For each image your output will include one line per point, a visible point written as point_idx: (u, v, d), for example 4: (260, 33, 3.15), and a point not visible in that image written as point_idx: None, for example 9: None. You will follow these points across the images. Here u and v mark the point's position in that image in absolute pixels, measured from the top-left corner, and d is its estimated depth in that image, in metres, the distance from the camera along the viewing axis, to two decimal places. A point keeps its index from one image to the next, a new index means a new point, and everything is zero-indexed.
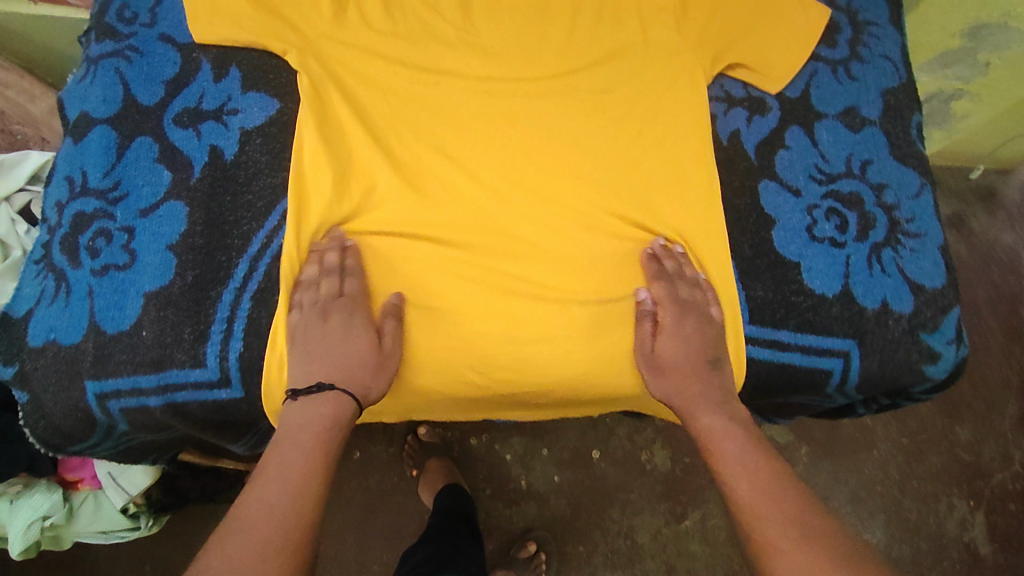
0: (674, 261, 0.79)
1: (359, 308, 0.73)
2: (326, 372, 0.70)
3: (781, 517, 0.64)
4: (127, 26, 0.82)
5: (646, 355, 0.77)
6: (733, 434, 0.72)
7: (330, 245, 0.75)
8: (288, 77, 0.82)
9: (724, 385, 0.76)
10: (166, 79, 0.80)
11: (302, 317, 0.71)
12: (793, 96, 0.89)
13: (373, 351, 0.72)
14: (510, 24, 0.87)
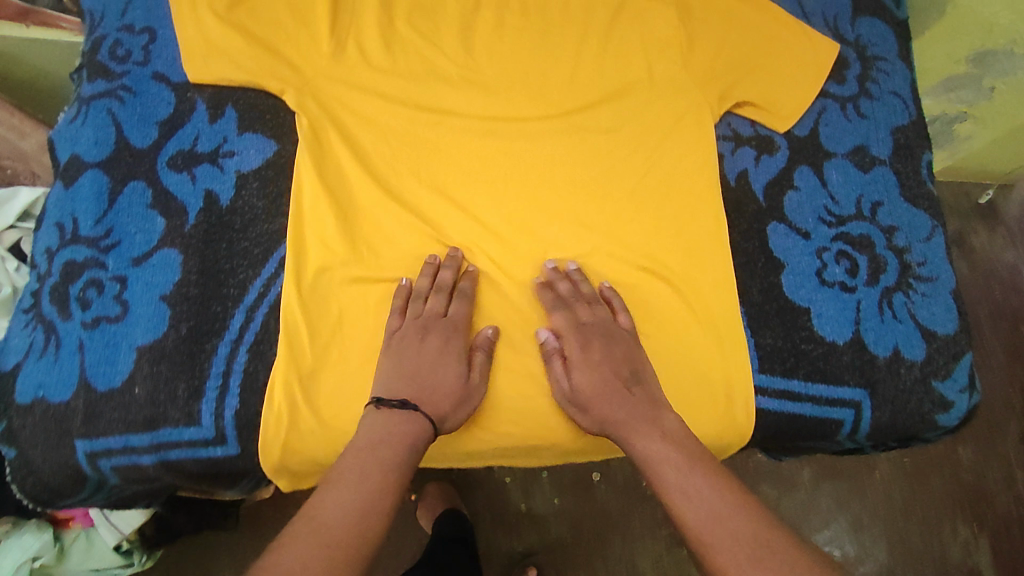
0: (567, 282, 0.76)
1: (459, 335, 0.73)
2: (410, 389, 0.68)
3: (737, 537, 0.59)
4: (119, 64, 0.79)
5: (564, 394, 0.73)
6: (667, 458, 0.66)
7: (449, 262, 0.76)
8: (286, 118, 0.80)
9: (648, 402, 0.71)
10: (160, 120, 0.78)
11: (400, 326, 0.72)
12: (801, 135, 0.87)
13: (462, 384, 0.71)
14: (511, 61, 0.86)
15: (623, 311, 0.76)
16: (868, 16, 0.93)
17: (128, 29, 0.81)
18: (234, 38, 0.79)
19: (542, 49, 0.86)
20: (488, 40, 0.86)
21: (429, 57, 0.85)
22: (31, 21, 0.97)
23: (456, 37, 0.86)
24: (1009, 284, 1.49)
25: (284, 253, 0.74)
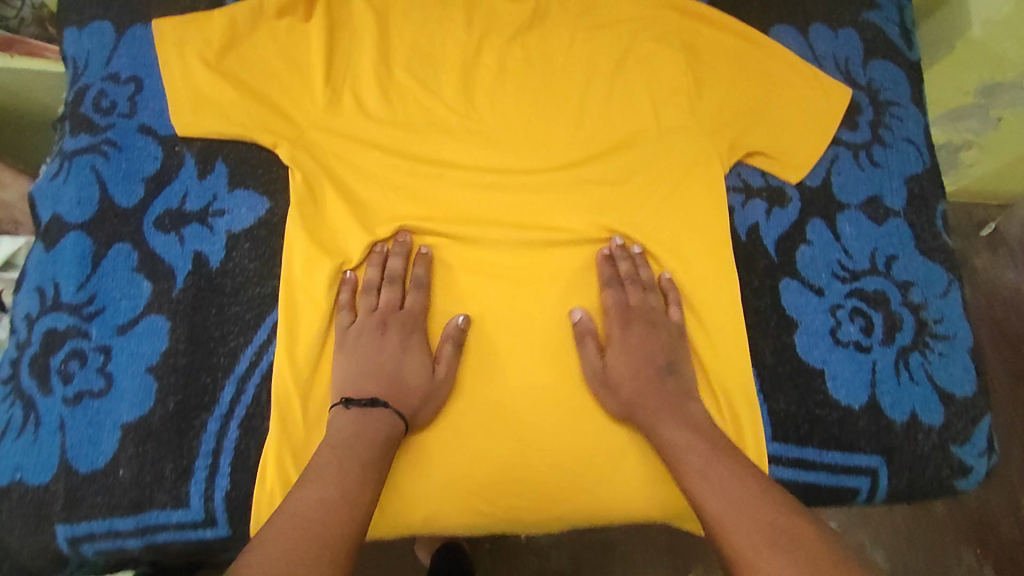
0: (630, 262, 0.77)
1: (417, 326, 0.73)
2: (379, 387, 0.68)
3: (757, 520, 0.57)
4: (104, 117, 0.76)
5: (596, 375, 0.72)
6: (695, 445, 0.65)
7: (397, 249, 0.75)
8: (278, 173, 0.76)
9: (681, 390, 0.71)
10: (146, 176, 0.74)
11: (356, 322, 0.71)
12: (814, 185, 0.84)
13: (430, 379, 0.70)
14: (513, 109, 0.83)
15: (674, 302, 0.76)
16: (880, 58, 0.90)
17: (113, 79, 0.77)
18: (228, 91, 0.77)
19: (545, 96, 0.84)
20: (487, 87, 0.83)
21: (427, 105, 0.82)
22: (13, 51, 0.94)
23: (455, 84, 0.83)
24: (1010, 304, 1.34)
25: (277, 318, 0.71)
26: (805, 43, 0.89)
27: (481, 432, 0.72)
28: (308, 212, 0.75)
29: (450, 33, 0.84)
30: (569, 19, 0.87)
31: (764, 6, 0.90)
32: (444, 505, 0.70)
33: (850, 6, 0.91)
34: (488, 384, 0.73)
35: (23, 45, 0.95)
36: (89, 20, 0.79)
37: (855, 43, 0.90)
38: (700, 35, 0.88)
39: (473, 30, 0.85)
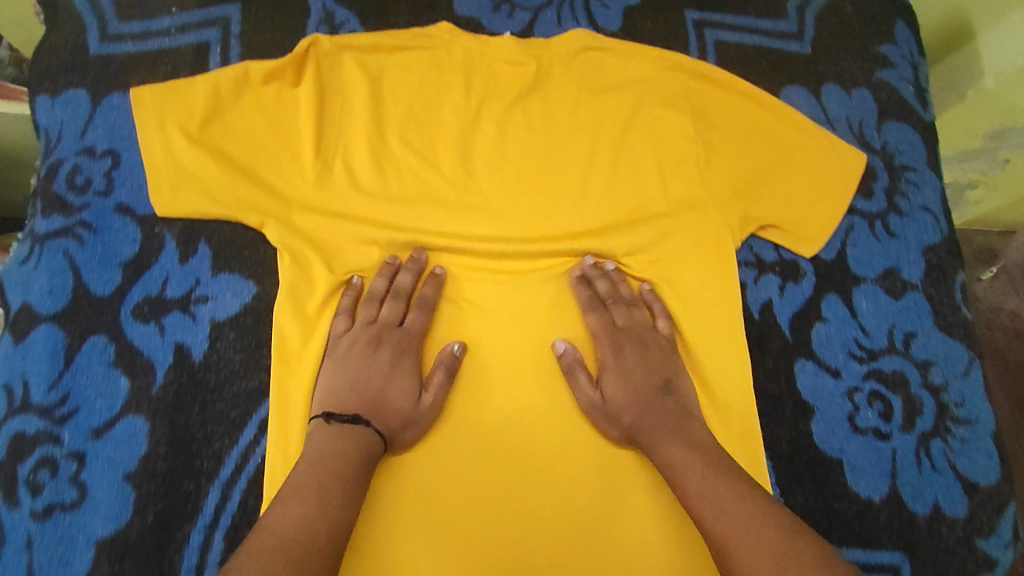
0: (606, 282, 0.76)
1: (411, 347, 0.70)
2: (361, 404, 0.65)
3: (761, 546, 0.54)
4: (79, 195, 0.71)
5: (595, 406, 0.69)
6: (693, 464, 0.61)
7: (410, 265, 0.73)
8: (266, 254, 0.72)
9: (680, 410, 0.68)
10: (124, 260, 0.70)
11: (352, 331, 0.70)
12: (829, 259, 0.80)
13: (412, 407, 0.66)
14: (514, 179, 0.79)
15: (662, 317, 0.76)
16: (894, 120, 0.86)
17: (88, 152, 0.72)
18: (212, 166, 0.72)
19: (548, 164, 0.80)
20: (487, 156, 0.79)
21: (424, 176, 0.77)
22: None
23: (453, 154, 0.78)
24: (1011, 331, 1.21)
25: (265, 414, 0.67)
26: (817, 106, 0.85)
27: (476, 465, 0.68)
28: (297, 298, 0.70)
29: (448, 99, 0.80)
30: (573, 81, 0.83)
31: (775, 66, 0.86)
32: (433, 551, 0.65)
33: (864, 64, 0.87)
34: (483, 436, 0.69)
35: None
36: (63, 88, 0.74)
37: (868, 105, 0.86)
38: (707, 96, 0.84)
39: (472, 95, 0.81)
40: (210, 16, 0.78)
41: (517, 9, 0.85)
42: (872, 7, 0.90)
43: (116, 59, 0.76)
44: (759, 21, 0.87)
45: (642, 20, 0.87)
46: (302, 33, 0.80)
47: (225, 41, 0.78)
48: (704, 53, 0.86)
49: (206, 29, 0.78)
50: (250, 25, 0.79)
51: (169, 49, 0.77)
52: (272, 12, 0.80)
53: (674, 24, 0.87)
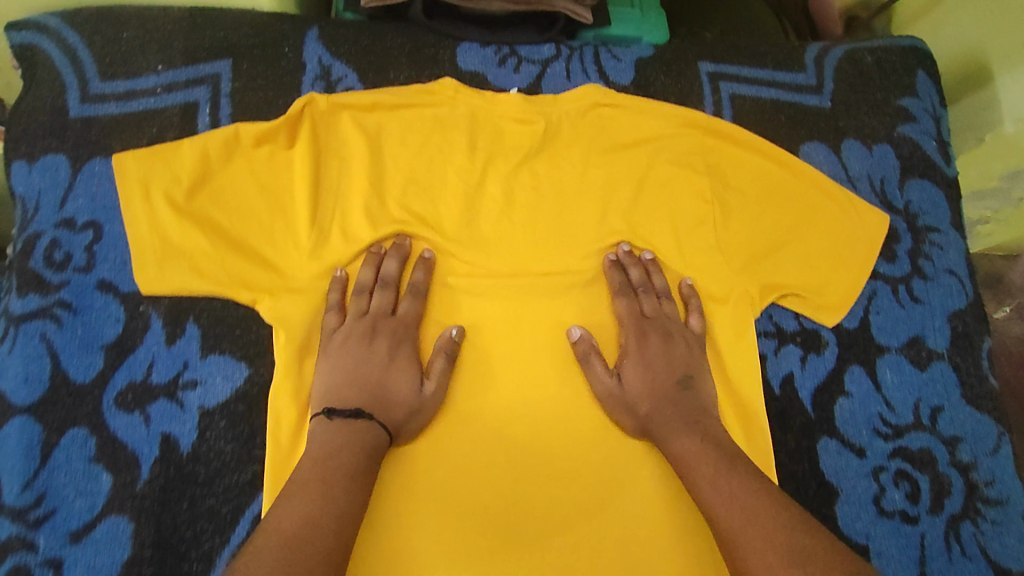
0: (640, 269, 0.74)
1: (408, 335, 0.68)
2: (362, 396, 0.63)
3: (767, 534, 0.53)
4: (57, 272, 0.67)
5: (610, 395, 0.68)
6: (706, 457, 0.61)
7: (392, 252, 0.71)
8: (259, 333, 0.68)
9: (699, 405, 0.67)
10: (106, 343, 0.65)
11: (344, 326, 0.68)
12: (851, 327, 0.77)
13: (415, 396, 0.65)
14: (518, 245, 0.74)
15: (695, 312, 0.73)
16: (917, 177, 0.83)
17: (68, 225, 0.68)
18: (202, 240, 0.68)
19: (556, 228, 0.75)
20: (493, 221, 0.75)
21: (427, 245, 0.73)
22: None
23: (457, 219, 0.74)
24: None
25: (257, 511, 0.62)
26: (837, 163, 0.82)
27: (482, 457, 0.66)
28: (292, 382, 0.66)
29: (452, 159, 0.76)
30: (583, 140, 0.78)
31: (793, 122, 0.82)
32: (436, 546, 0.63)
33: (885, 119, 0.84)
34: (489, 425, 0.68)
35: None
36: (41, 153, 0.70)
37: (891, 161, 0.83)
38: (723, 154, 0.80)
39: (477, 155, 0.76)
40: (199, 73, 0.73)
41: (524, 61, 0.80)
42: (891, 58, 0.87)
43: (98, 122, 0.71)
44: (776, 73, 0.84)
45: (655, 73, 0.83)
46: (296, 91, 0.76)
47: (215, 101, 0.73)
48: (719, 108, 0.82)
49: (195, 87, 0.73)
50: (241, 83, 0.74)
51: (155, 111, 0.72)
52: (266, 68, 0.75)
53: (688, 77, 0.83)
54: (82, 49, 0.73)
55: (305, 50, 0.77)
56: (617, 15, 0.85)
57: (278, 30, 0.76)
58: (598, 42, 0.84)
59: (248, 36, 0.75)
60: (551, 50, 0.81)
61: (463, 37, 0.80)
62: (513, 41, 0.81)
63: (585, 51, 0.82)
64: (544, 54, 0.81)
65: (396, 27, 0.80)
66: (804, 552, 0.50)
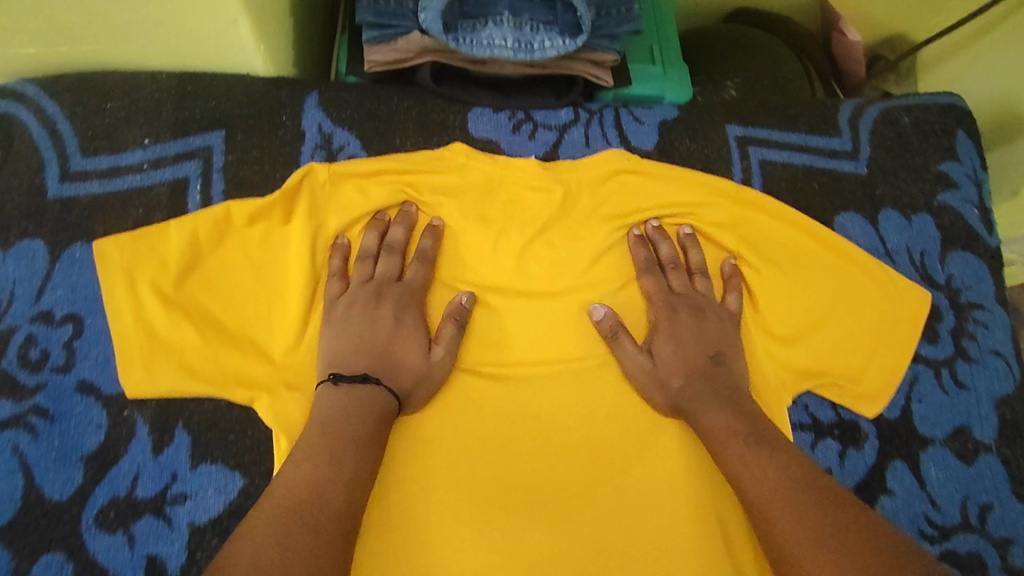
0: (669, 245, 0.71)
1: (414, 303, 0.66)
2: (369, 362, 0.61)
3: (798, 509, 0.54)
4: (33, 373, 0.61)
5: (642, 371, 0.66)
6: (736, 431, 0.61)
7: (398, 219, 0.68)
8: (256, 436, 0.62)
9: (734, 383, 0.65)
10: (86, 453, 0.60)
11: (348, 292, 0.65)
12: (892, 417, 0.72)
13: (424, 362, 0.63)
14: (537, 333, 0.70)
15: (732, 292, 0.71)
16: (959, 249, 0.77)
17: (45, 318, 0.62)
18: (193, 334, 0.63)
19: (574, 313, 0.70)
20: (506, 303, 0.70)
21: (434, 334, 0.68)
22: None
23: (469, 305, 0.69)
24: None
25: None
26: (875, 236, 0.76)
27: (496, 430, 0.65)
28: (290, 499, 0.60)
29: (464, 237, 0.71)
30: (606, 212, 0.72)
31: (826, 191, 0.77)
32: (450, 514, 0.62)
33: (925, 187, 0.78)
34: (505, 398, 0.67)
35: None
36: (17, 238, 0.64)
37: (931, 233, 0.77)
38: (753, 225, 0.74)
39: (489, 231, 0.71)
40: (189, 147, 0.68)
41: (540, 128, 0.75)
42: (930, 118, 0.80)
43: (79, 203, 0.65)
44: (808, 138, 0.78)
45: (680, 136, 0.77)
46: (295, 163, 0.70)
47: (206, 176, 0.68)
48: (748, 175, 0.77)
49: (184, 162, 0.67)
50: (235, 156, 0.68)
51: (141, 189, 0.66)
52: (261, 139, 0.69)
53: (715, 141, 0.77)
54: (62, 121, 0.67)
55: (304, 117, 0.71)
56: (638, 73, 0.80)
57: (275, 96, 0.70)
58: (618, 103, 0.79)
59: (241, 104, 0.69)
60: (568, 115, 0.75)
61: (474, 102, 0.74)
62: (529, 105, 0.75)
63: (605, 114, 0.76)
64: (561, 119, 0.75)
65: (401, 90, 0.74)
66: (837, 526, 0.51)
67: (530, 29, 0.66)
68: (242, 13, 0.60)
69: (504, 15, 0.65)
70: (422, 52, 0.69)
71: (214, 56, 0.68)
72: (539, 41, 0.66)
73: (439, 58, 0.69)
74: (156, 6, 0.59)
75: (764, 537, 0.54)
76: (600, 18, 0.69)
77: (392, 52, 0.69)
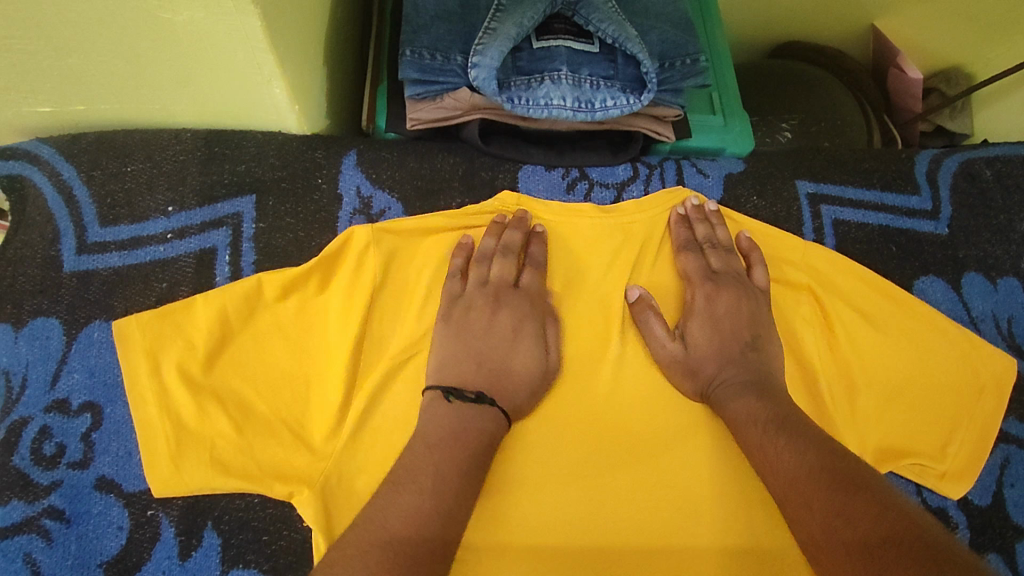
0: (706, 225, 0.66)
1: (533, 312, 0.61)
2: (482, 377, 0.57)
3: (811, 499, 0.47)
4: (47, 469, 0.55)
5: (673, 359, 0.60)
6: (757, 418, 0.55)
7: (516, 224, 0.64)
8: (295, 539, 0.55)
9: (769, 372, 0.59)
10: (106, 560, 0.54)
11: (467, 294, 0.61)
12: (982, 503, 0.66)
13: (537, 370, 0.59)
14: (599, 411, 0.61)
15: (758, 265, 0.66)
16: None
17: (61, 408, 0.56)
18: (225, 422, 0.56)
19: (647, 389, 0.62)
20: (560, 378, 0.62)
21: None
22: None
23: None
24: None
25: None
26: (958, 302, 0.71)
27: (567, 450, 0.60)
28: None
29: None
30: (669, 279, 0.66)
31: (905, 253, 0.71)
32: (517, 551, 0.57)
33: (1010, 247, 0.73)
34: (571, 406, 0.61)
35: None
36: (30, 315, 0.59)
37: (1018, 298, 0.72)
38: (810, 301, 0.68)
39: (544, 301, 0.64)
40: (216, 214, 0.62)
41: (596, 186, 0.69)
42: (1014, 170, 0.75)
43: (97, 276, 0.60)
44: (884, 196, 0.72)
45: (747, 192, 0.71)
46: (331, 229, 0.64)
47: (237, 245, 0.62)
48: (820, 236, 0.71)
49: (212, 230, 0.62)
50: (266, 224, 0.63)
51: (164, 262, 0.61)
52: (295, 204, 0.64)
53: (785, 199, 0.71)
54: (79, 186, 0.62)
55: (341, 179, 0.65)
56: (697, 124, 0.75)
57: (310, 158, 0.65)
58: (676, 156, 0.73)
59: (273, 167, 0.64)
60: (627, 171, 0.69)
61: (525, 160, 0.68)
62: (584, 163, 0.69)
63: (666, 167, 0.70)
64: (620, 177, 0.69)
65: (445, 146, 0.68)
66: (849, 517, 0.44)
67: (590, 87, 0.62)
68: (278, 75, 0.55)
69: (561, 71, 0.62)
70: (470, 109, 0.64)
71: (243, 115, 0.62)
72: (601, 100, 0.61)
73: (490, 115, 0.64)
74: (182, 66, 0.54)
75: (792, 530, 0.48)
76: (664, 70, 0.65)
77: (439, 110, 0.64)
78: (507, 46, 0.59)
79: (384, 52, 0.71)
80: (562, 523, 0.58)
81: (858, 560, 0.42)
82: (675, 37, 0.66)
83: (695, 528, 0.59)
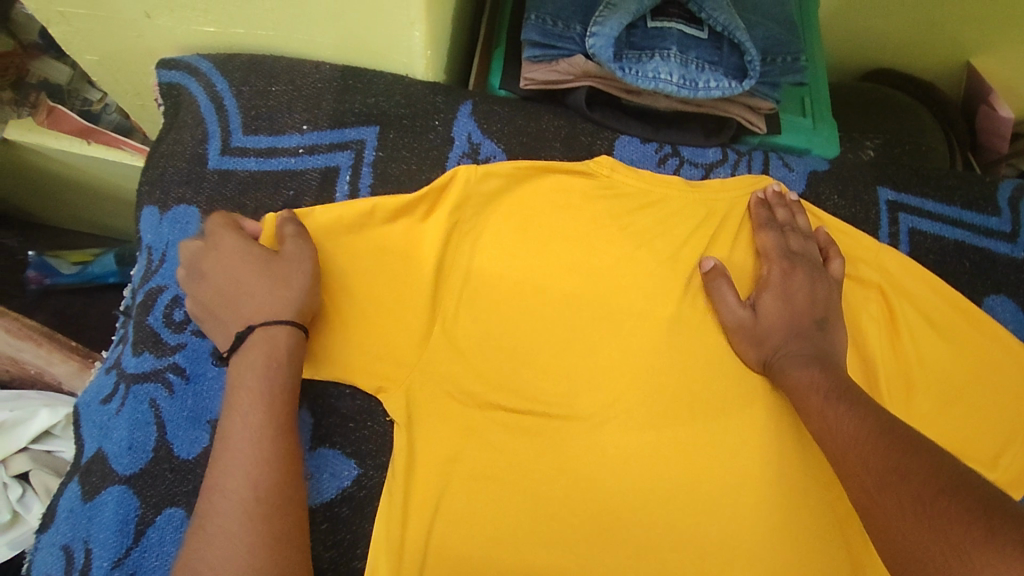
0: (788, 210, 0.71)
1: (224, 238, 0.61)
2: (244, 312, 0.58)
3: (868, 460, 0.50)
4: (175, 333, 0.62)
5: (739, 323, 0.65)
6: (820, 384, 0.59)
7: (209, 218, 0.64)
8: (375, 430, 0.64)
9: (831, 350, 0.63)
10: (213, 418, 0.60)
11: (190, 269, 0.61)
12: None
13: (265, 267, 0.59)
14: (666, 366, 0.65)
15: (836, 257, 0.69)
16: None
17: None
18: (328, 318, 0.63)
19: (712, 353, 0.66)
20: (631, 330, 0.66)
21: (556, 357, 0.66)
22: (92, 139, 0.89)
23: (593, 330, 0.66)
24: None
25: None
26: None
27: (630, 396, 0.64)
28: (393, 507, 0.62)
29: (603, 255, 0.68)
30: (746, 256, 0.70)
31: (979, 269, 0.73)
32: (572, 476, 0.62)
33: None
34: (638, 356, 0.65)
35: (102, 135, 0.89)
36: (173, 202, 0.68)
37: None
38: (877, 299, 0.71)
39: (625, 258, 0.68)
40: (344, 137, 0.70)
41: (686, 163, 0.74)
42: None
43: (235, 176, 0.68)
44: (963, 213, 0.75)
45: (829, 190, 0.74)
46: (440, 167, 0.71)
47: (356, 167, 0.69)
48: (895, 241, 0.74)
49: (338, 152, 0.69)
50: (385, 153, 0.70)
51: (293, 172, 0.69)
52: (411, 139, 0.71)
53: (864, 202, 0.74)
54: (229, 97, 0.70)
55: (455, 124, 0.71)
56: (788, 123, 0.78)
57: (431, 101, 0.71)
58: (764, 148, 0.77)
59: (397, 104, 0.70)
60: (716, 154, 0.74)
61: (623, 130, 0.73)
62: (678, 140, 0.74)
63: (754, 156, 0.75)
64: (709, 158, 0.74)
65: (552, 110, 0.74)
66: (905, 472, 0.47)
67: (695, 67, 0.66)
68: (421, 19, 0.61)
69: (671, 50, 0.66)
70: (582, 75, 0.69)
71: (377, 54, 0.68)
72: (703, 81, 0.66)
73: (599, 84, 0.69)
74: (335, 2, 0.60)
75: (849, 487, 0.52)
76: (765, 64, 0.69)
77: (552, 72, 0.69)
78: (626, 19, 0.64)
79: (504, 17, 0.77)
80: (618, 458, 0.63)
81: (909, 510, 0.45)
82: (779, 35, 0.70)
83: (744, 485, 0.62)
